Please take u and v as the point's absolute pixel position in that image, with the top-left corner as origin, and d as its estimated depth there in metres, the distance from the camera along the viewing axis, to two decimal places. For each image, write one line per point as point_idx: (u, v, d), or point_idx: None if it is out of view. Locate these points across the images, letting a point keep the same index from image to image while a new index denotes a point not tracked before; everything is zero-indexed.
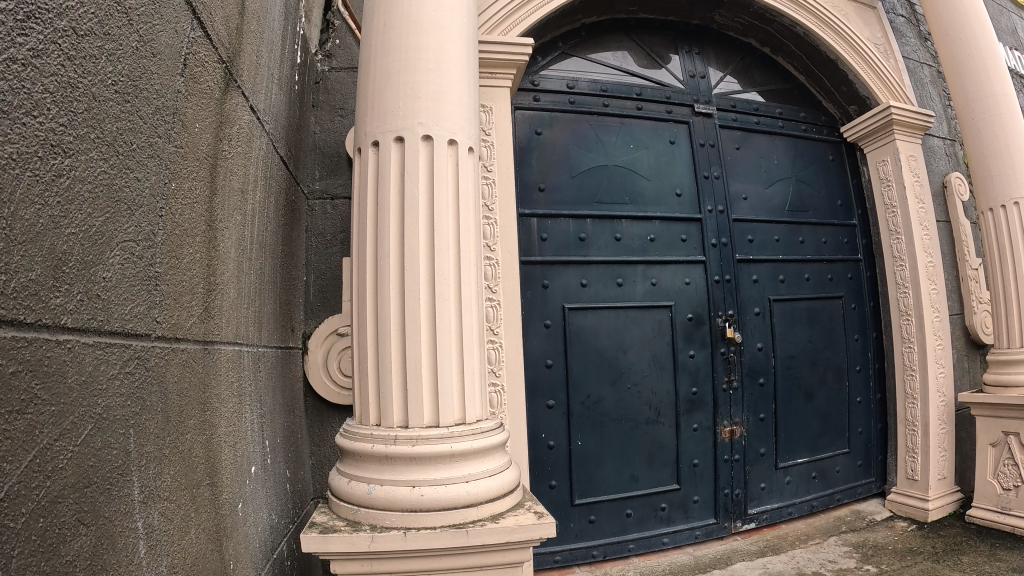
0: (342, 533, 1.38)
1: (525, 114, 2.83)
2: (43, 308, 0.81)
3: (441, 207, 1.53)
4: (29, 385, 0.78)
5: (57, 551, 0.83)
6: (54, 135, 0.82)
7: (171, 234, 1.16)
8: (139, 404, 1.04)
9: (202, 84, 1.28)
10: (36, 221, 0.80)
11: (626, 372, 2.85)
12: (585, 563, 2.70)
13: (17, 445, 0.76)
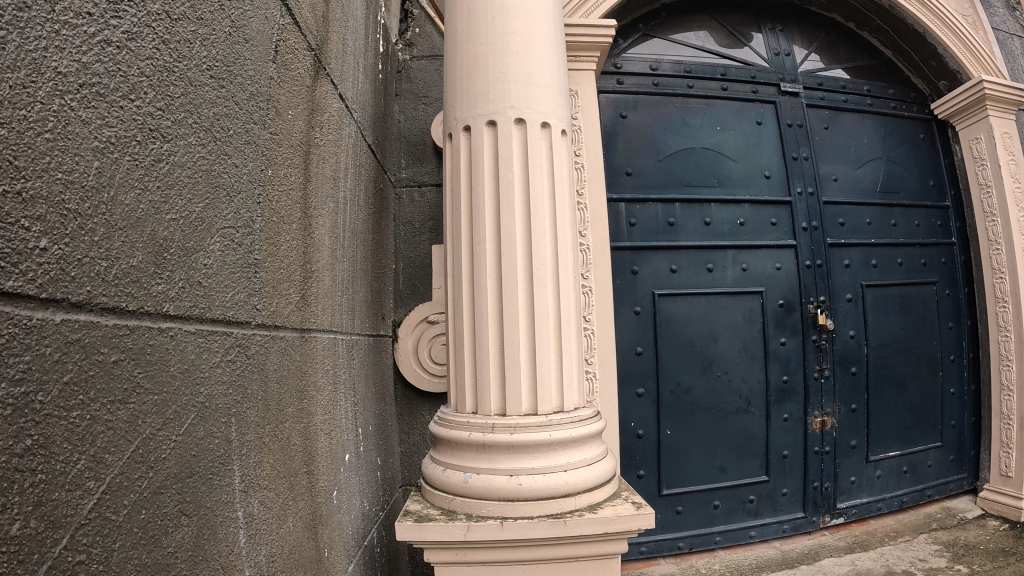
0: (437, 522, 1.38)
1: (609, 97, 2.79)
2: (144, 296, 0.81)
3: (535, 190, 1.50)
4: (130, 374, 0.79)
5: (158, 543, 0.83)
6: (152, 120, 0.83)
7: (269, 221, 1.17)
8: (243, 392, 1.06)
9: (293, 71, 1.29)
10: (136, 207, 0.80)
11: (717, 361, 2.77)
12: (671, 556, 2.66)
13: (119, 436, 0.76)
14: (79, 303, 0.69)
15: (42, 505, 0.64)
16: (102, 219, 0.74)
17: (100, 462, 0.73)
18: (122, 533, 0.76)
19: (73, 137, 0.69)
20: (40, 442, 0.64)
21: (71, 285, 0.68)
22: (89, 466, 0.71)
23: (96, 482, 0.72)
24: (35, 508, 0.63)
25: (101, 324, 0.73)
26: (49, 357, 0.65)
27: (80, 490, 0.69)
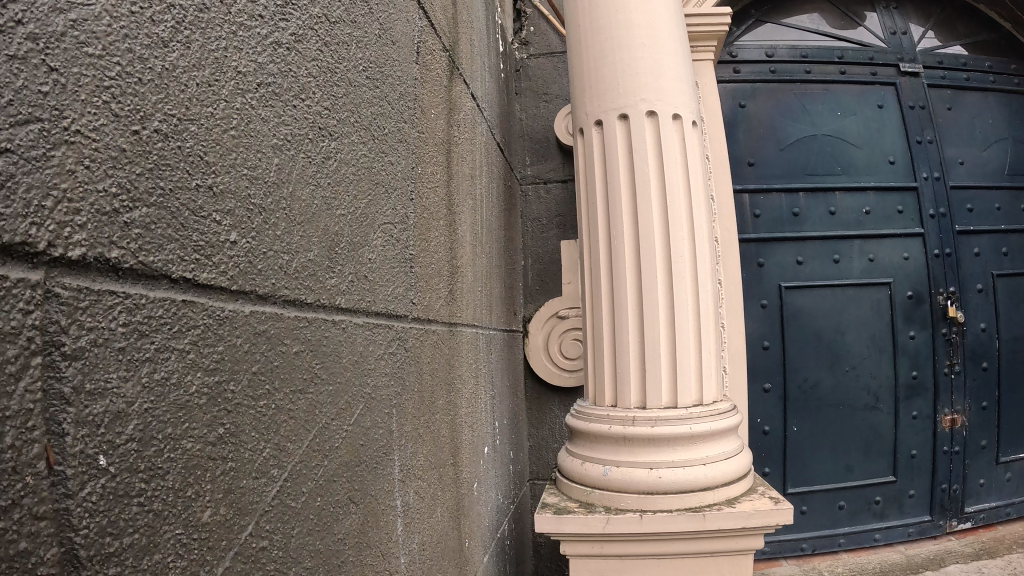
0: (577, 516, 1.66)
1: (725, 88, 2.84)
2: (320, 289, 0.89)
3: (671, 189, 1.75)
4: (310, 365, 0.85)
5: (331, 529, 0.89)
6: (320, 118, 0.89)
7: (420, 218, 1.27)
8: (401, 385, 1.15)
9: (432, 72, 1.35)
10: (311, 202, 0.87)
11: (845, 356, 2.73)
12: (793, 556, 2.68)
13: (299, 425, 0.82)
14: (266, 296, 0.76)
15: (231, 492, 0.68)
16: (283, 214, 0.80)
17: (284, 451, 0.78)
18: (303, 518, 0.82)
19: (254, 134, 0.75)
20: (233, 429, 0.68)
21: (258, 278, 0.74)
22: (273, 454, 0.76)
23: (278, 470, 0.77)
24: (226, 495, 0.67)
25: (285, 317, 0.80)
26: (240, 346, 0.70)
27: (264, 477, 0.74)
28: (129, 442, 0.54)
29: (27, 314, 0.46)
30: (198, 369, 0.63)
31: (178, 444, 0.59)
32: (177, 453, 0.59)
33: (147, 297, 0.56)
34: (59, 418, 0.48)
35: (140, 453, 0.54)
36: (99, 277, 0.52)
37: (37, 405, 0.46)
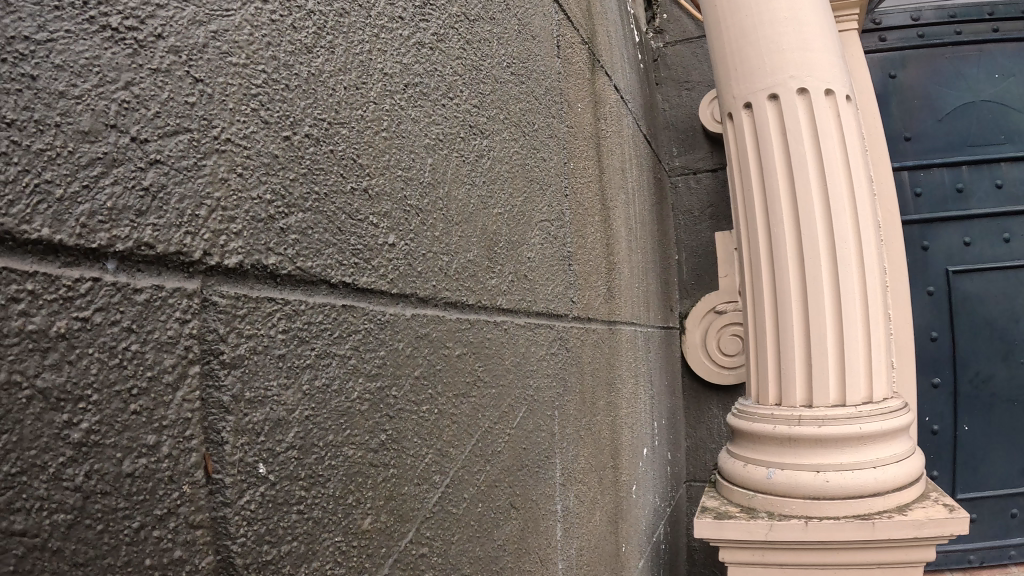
0: (738, 521, 1.91)
1: (879, 62, 3.43)
2: (475, 294, 1.48)
3: (830, 176, 1.97)
4: (474, 368, 1.45)
5: (488, 537, 1.46)
6: (473, 120, 1.54)
7: (577, 213, 2.25)
8: (555, 389, 1.96)
9: (573, 62, 2.24)
10: (466, 198, 1.47)
11: (1019, 346, 3.29)
12: (962, 566, 3.39)
13: (461, 432, 1.36)
14: (423, 299, 1.21)
15: (390, 500, 1.04)
16: (440, 213, 1.35)
17: (445, 463, 1.27)
18: (462, 525, 1.36)
19: (404, 133, 1.18)
20: (395, 439, 1.07)
21: (416, 281, 1.19)
22: (434, 463, 1.23)
23: (437, 475, 1.24)
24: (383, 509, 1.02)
25: (443, 320, 1.29)
26: (396, 352, 1.08)
27: (425, 487, 1.18)
28: (284, 453, 0.79)
29: (182, 323, 0.68)
30: (359, 374, 0.96)
31: (339, 453, 0.90)
32: (337, 461, 0.90)
33: (305, 305, 0.84)
34: (218, 426, 0.71)
35: (296, 464, 0.81)
36: (254, 283, 0.78)
37: (192, 416, 0.68)
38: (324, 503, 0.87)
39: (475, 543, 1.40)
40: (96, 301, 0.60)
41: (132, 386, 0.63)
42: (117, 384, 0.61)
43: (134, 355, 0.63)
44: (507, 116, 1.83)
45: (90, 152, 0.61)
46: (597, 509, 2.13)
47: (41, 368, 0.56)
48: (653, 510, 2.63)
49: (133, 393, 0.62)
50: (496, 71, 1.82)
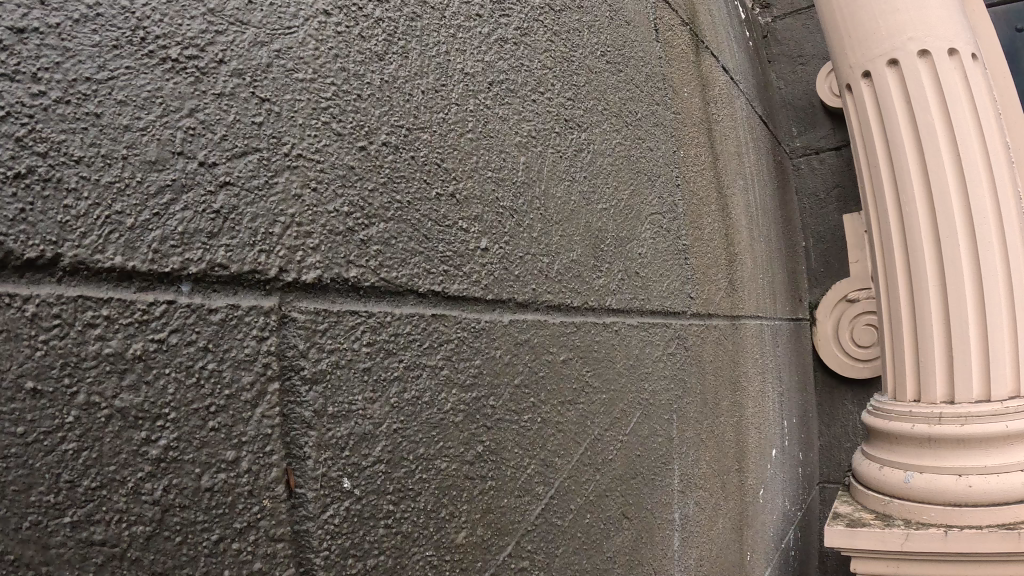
0: (873, 531, 2.30)
1: (1003, 17, 4.01)
2: (587, 297, 1.70)
3: (959, 139, 2.24)
4: (581, 370, 1.64)
5: (601, 547, 1.63)
6: (566, 113, 1.71)
7: (690, 200, 2.16)
8: (673, 395, 1.97)
9: (675, 45, 2.19)
10: (567, 196, 1.68)
11: None
12: None
13: (569, 439, 1.58)
14: (524, 306, 1.50)
15: (490, 513, 1.36)
16: (538, 215, 1.58)
17: (551, 470, 1.52)
18: (569, 536, 1.54)
19: (496, 139, 1.49)
20: (490, 449, 1.37)
21: (516, 284, 1.48)
22: (540, 474, 1.49)
23: (543, 485, 1.49)
24: (481, 517, 1.34)
25: (548, 325, 1.55)
26: (498, 361, 1.40)
27: (525, 496, 1.44)
28: (371, 465, 1.13)
29: (260, 341, 0.99)
30: (452, 386, 1.30)
31: (431, 466, 1.24)
32: (432, 473, 1.24)
33: (393, 318, 1.20)
34: (301, 439, 1.03)
35: (384, 476, 1.15)
36: (335, 299, 1.12)
37: (271, 432, 0.99)
38: (415, 519, 1.20)
39: (583, 550, 1.58)
40: (169, 323, 0.89)
41: (210, 401, 0.92)
42: (194, 401, 0.91)
43: (211, 371, 0.93)
44: (607, 115, 1.85)
45: (158, 181, 0.91)
46: (719, 510, 2.12)
47: (121, 389, 0.84)
48: (773, 514, 2.54)
49: (210, 407, 0.92)
50: (595, 66, 1.83)
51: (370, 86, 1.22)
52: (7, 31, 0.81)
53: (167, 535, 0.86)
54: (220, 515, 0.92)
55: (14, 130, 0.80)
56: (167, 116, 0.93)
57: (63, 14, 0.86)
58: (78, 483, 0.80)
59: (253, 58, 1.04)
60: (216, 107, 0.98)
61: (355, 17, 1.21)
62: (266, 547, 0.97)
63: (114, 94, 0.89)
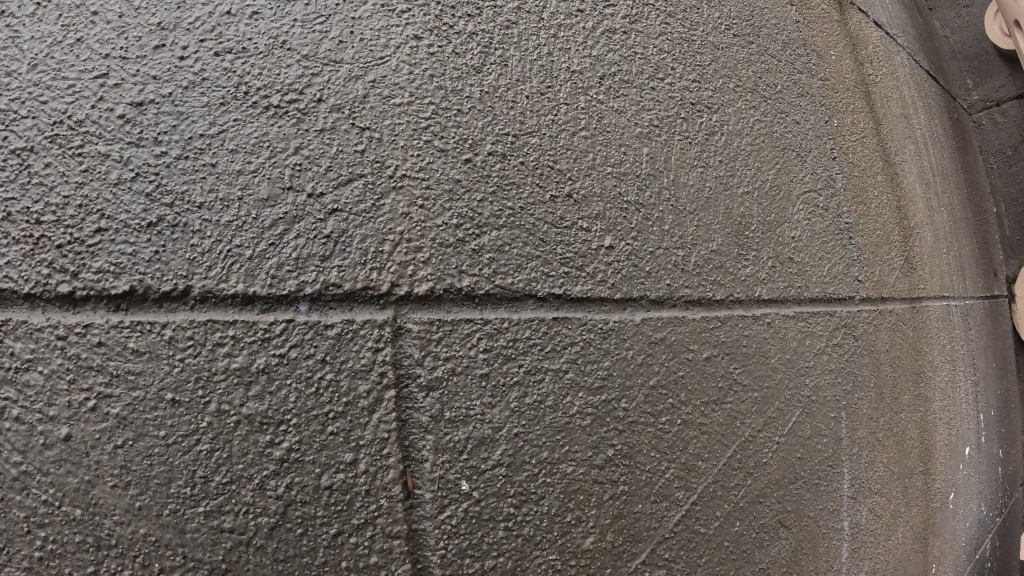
0: None
1: None
2: (733, 287, 1.50)
3: None
4: (728, 369, 1.48)
5: (752, 558, 1.46)
6: (691, 97, 1.56)
7: (849, 173, 1.91)
8: (842, 391, 1.71)
9: (817, 11, 2.01)
10: (700, 182, 1.51)
11: None
12: None
13: (716, 442, 1.44)
14: (656, 301, 1.40)
15: (622, 519, 1.32)
16: (669, 207, 1.45)
17: (694, 475, 1.40)
18: (712, 548, 1.41)
19: (614, 134, 1.43)
20: (623, 454, 1.33)
21: (648, 280, 1.40)
22: (678, 479, 1.39)
23: (685, 491, 1.39)
24: (612, 524, 1.31)
25: (688, 321, 1.43)
26: (628, 361, 1.35)
27: (666, 502, 1.37)
28: (491, 469, 1.23)
29: (375, 351, 1.17)
30: (579, 389, 1.30)
31: (556, 471, 1.27)
32: (556, 477, 1.27)
33: (510, 323, 1.26)
34: (419, 442, 1.19)
35: (505, 480, 1.23)
36: (451, 305, 1.23)
37: (387, 437, 1.17)
38: (538, 523, 1.26)
39: (731, 563, 1.43)
40: (288, 338, 1.13)
41: (328, 408, 1.14)
42: (314, 408, 1.13)
43: (328, 381, 1.14)
44: (740, 90, 1.66)
45: (272, 215, 1.15)
46: (899, 518, 1.88)
47: (247, 398, 1.11)
48: (966, 524, 2.23)
49: (330, 414, 1.14)
50: (719, 42, 1.67)
51: (469, 99, 1.31)
52: (129, 107, 1.13)
53: (288, 525, 1.10)
54: (339, 510, 1.13)
55: (144, 186, 1.11)
56: (275, 156, 1.17)
57: (173, 85, 1.16)
58: (211, 477, 1.08)
59: (349, 92, 1.23)
60: (319, 141, 1.19)
61: (448, 35, 1.33)
62: (382, 543, 1.15)
63: (225, 144, 1.15)
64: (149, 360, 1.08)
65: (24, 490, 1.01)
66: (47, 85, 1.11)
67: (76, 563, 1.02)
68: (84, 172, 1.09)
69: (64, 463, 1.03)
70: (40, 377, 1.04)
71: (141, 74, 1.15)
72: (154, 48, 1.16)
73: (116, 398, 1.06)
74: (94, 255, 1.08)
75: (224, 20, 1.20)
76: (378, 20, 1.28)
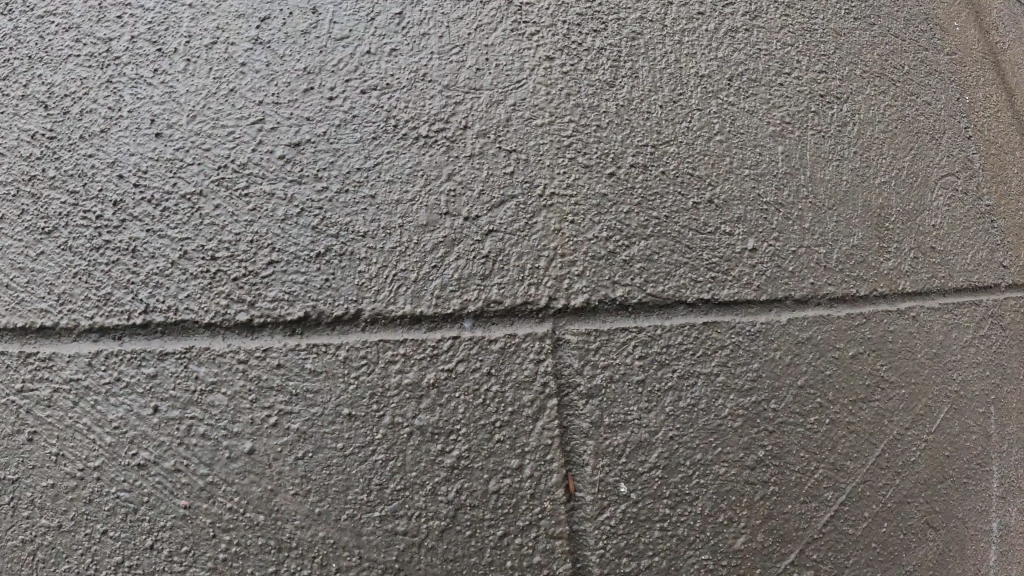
0: None
1: None
2: (876, 282, 1.46)
3: None
4: (875, 366, 1.43)
5: (898, 559, 1.42)
6: (819, 89, 1.50)
7: (988, 152, 1.78)
8: (989, 384, 1.59)
9: None
10: (838, 176, 1.47)
11: None
12: None
13: (864, 440, 1.42)
14: (803, 300, 1.39)
15: (772, 519, 1.34)
16: (808, 205, 1.43)
17: (843, 475, 1.39)
18: (862, 547, 1.39)
19: (748, 137, 1.42)
20: (773, 454, 1.35)
21: (793, 280, 1.39)
22: (827, 478, 1.38)
23: (835, 492, 1.38)
24: (762, 524, 1.33)
25: (835, 319, 1.41)
26: (776, 363, 1.37)
27: (815, 502, 1.37)
28: (648, 471, 1.29)
29: (537, 363, 1.26)
30: (731, 391, 1.34)
31: (708, 472, 1.32)
32: (709, 478, 1.31)
33: (663, 330, 1.32)
34: (580, 447, 1.27)
35: (660, 482, 1.29)
36: (606, 316, 1.30)
37: (551, 443, 1.25)
38: (691, 523, 1.30)
39: (879, 564, 1.40)
40: (456, 354, 1.24)
41: (496, 417, 1.24)
42: (483, 418, 1.24)
43: (495, 392, 1.24)
44: (868, 75, 1.58)
45: (433, 239, 1.25)
46: None
47: (419, 411, 1.22)
48: None
49: (496, 423, 1.24)
50: (841, 27, 1.60)
51: (606, 114, 1.36)
52: (287, 147, 1.28)
53: (457, 528, 1.23)
54: (506, 513, 1.24)
55: (310, 220, 1.25)
56: (430, 183, 1.27)
57: (326, 124, 1.30)
58: (386, 485, 1.22)
59: (493, 117, 1.32)
60: (469, 167, 1.29)
61: (578, 53, 1.39)
62: (545, 543, 1.24)
63: (381, 175, 1.27)
64: (325, 380, 1.22)
65: (212, 499, 1.24)
66: (209, 134, 1.31)
67: (259, 563, 1.23)
68: (251, 210, 1.26)
69: (248, 473, 1.23)
70: (225, 397, 1.24)
71: (294, 116, 1.30)
72: (304, 92, 1.32)
73: (295, 414, 1.22)
74: (269, 285, 1.24)
75: (365, 59, 1.34)
76: (511, 45, 1.37)
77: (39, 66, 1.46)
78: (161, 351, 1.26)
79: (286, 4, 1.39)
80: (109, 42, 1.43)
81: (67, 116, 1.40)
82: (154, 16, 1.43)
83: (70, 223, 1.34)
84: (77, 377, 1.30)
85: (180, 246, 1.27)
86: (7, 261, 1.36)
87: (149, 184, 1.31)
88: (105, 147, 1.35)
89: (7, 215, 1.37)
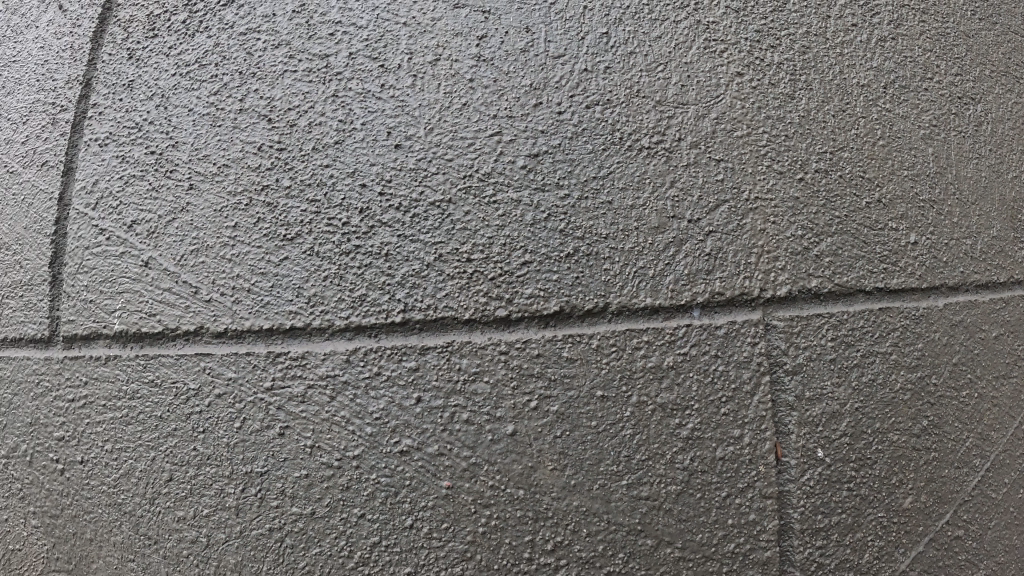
0: None
1: None
2: (1016, 264, 1.68)
3: None
4: (1014, 347, 1.65)
5: None
6: (957, 91, 1.71)
7: None
8: None
9: None
10: (978, 171, 1.69)
11: None
12: None
13: (1006, 413, 1.61)
14: (955, 287, 1.60)
15: (933, 481, 1.52)
16: (955, 200, 1.64)
17: (988, 444, 1.59)
18: (1000, 510, 1.59)
19: (903, 140, 1.62)
20: (932, 423, 1.53)
21: (947, 269, 1.60)
22: (976, 446, 1.57)
23: (981, 460, 1.57)
24: (925, 485, 1.51)
25: (982, 302, 1.63)
26: (935, 343, 1.56)
27: (965, 468, 1.55)
28: (840, 437, 1.45)
29: (754, 346, 1.42)
30: (901, 367, 1.52)
31: (885, 438, 1.48)
32: (885, 444, 1.48)
33: (847, 315, 1.49)
34: (785, 417, 1.43)
35: (847, 446, 1.45)
36: (805, 304, 1.47)
37: (765, 414, 1.41)
38: (870, 482, 1.46)
39: (1015, 527, 1.60)
40: (690, 339, 1.40)
41: (722, 393, 1.40)
42: (711, 394, 1.40)
43: (721, 371, 1.41)
44: (996, 75, 1.77)
45: (665, 239, 1.43)
46: None
47: (661, 390, 1.39)
48: None
49: (724, 399, 1.40)
50: (970, 30, 1.78)
51: (791, 125, 1.53)
52: (527, 157, 1.43)
53: (690, 492, 1.37)
54: (729, 476, 1.39)
55: (557, 224, 1.41)
56: (657, 190, 1.44)
57: (560, 136, 1.45)
58: (633, 456, 1.37)
59: (701, 129, 1.49)
60: (687, 175, 1.46)
61: (762, 68, 1.55)
62: (759, 501, 1.39)
63: (616, 183, 1.43)
64: (579, 366, 1.38)
65: (473, 478, 1.36)
66: (449, 145, 1.44)
67: (517, 532, 1.35)
68: (501, 216, 1.41)
69: (510, 453, 1.36)
70: (487, 386, 1.37)
71: (530, 129, 1.45)
72: (534, 107, 1.46)
73: (554, 397, 1.37)
74: (524, 284, 1.39)
75: (585, 76, 1.48)
76: (707, 62, 1.53)
77: (252, 80, 1.54)
78: (422, 346, 1.38)
79: (501, 23, 1.52)
80: (326, 58, 1.52)
81: (295, 129, 1.49)
82: (370, 33, 1.52)
83: (314, 229, 1.44)
84: (334, 373, 1.39)
85: (435, 249, 1.40)
86: (248, 267, 1.45)
87: (395, 193, 1.43)
88: (342, 157, 1.46)
89: (242, 222, 1.47)
